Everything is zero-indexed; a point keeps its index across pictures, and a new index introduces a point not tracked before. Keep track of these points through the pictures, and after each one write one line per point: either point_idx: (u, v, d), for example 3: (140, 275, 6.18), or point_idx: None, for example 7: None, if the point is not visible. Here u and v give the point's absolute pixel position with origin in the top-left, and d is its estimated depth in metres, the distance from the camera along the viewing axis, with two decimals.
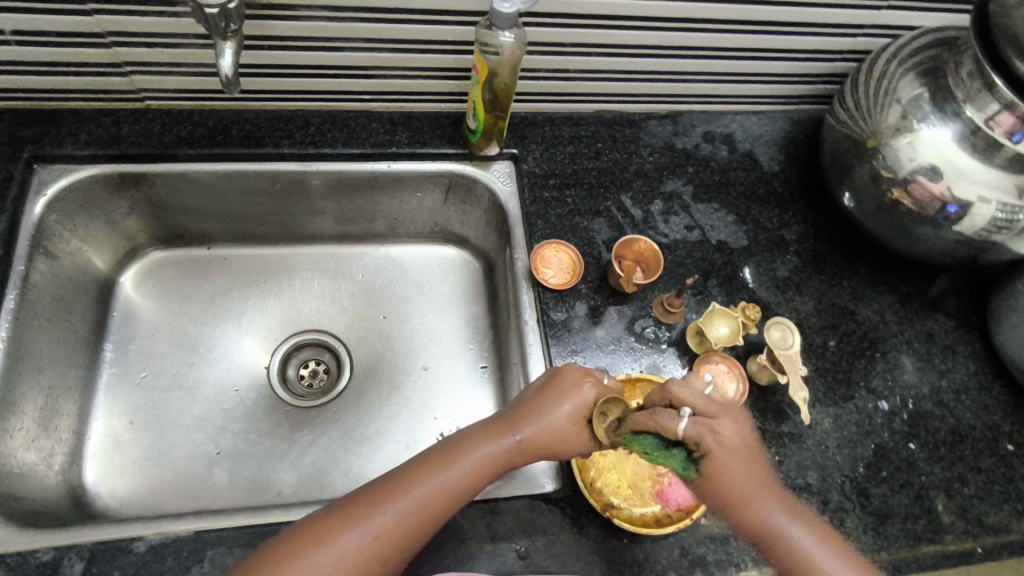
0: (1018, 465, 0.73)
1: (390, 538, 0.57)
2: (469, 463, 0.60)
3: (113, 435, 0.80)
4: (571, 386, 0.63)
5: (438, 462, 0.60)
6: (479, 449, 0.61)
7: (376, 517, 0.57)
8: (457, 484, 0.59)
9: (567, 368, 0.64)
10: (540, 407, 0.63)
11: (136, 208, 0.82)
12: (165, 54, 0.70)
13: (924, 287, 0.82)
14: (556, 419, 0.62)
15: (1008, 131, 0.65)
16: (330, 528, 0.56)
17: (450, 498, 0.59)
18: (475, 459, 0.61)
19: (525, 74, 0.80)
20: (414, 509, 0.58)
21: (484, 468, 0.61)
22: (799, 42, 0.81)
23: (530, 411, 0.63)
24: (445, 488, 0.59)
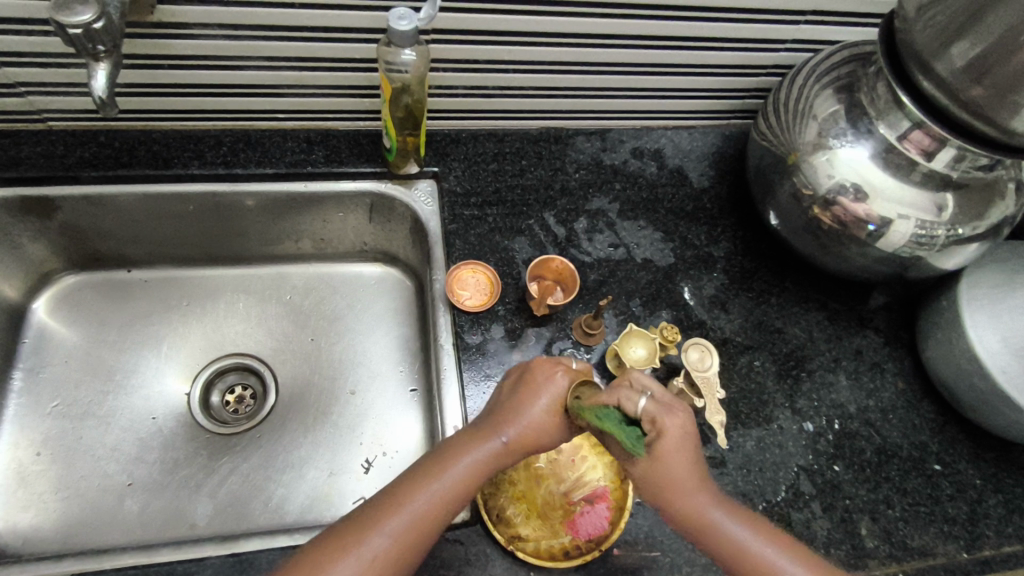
0: (945, 485, 0.72)
1: (390, 559, 0.52)
2: (460, 472, 0.57)
3: (18, 468, 0.74)
4: (541, 378, 0.61)
5: (425, 474, 0.57)
6: (468, 456, 0.57)
7: (374, 538, 0.53)
8: (451, 494, 0.56)
9: (537, 365, 0.63)
10: (523, 403, 0.60)
11: (44, 232, 0.79)
12: (60, 73, 0.69)
13: (853, 304, 0.81)
14: (539, 415, 0.59)
15: (921, 149, 0.64)
16: (322, 556, 0.52)
17: (444, 509, 0.56)
18: (467, 465, 0.57)
19: (441, 91, 0.78)
20: (410, 525, 0.54)
21: (476, 473, 0.57)
22: (722, 58, 0.79)
23: (510, 410, 0.60)
24: (439, 501, 0.55)
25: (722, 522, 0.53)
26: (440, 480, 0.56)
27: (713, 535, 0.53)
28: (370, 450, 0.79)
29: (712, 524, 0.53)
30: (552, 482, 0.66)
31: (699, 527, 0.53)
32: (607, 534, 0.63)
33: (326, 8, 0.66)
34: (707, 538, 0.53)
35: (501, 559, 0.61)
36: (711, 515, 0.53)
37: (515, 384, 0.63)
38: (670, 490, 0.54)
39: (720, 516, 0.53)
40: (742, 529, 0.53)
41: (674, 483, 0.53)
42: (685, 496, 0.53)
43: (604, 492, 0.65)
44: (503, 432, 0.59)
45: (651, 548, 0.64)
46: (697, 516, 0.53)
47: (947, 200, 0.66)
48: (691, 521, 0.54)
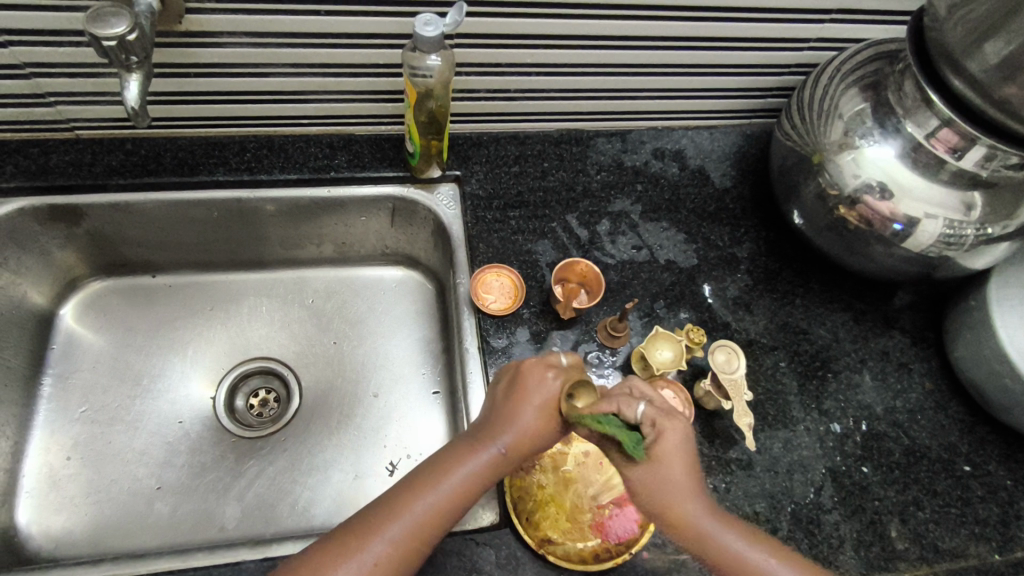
0: (974, 486, 0.71)
1: (388, 567, 0.53)
2: (457, 481, 0.57)
3: (50, 472, 0.75)
4: (534, 381, 0.60)
5: (426, 478, 0.57)
6: (465, 465, 0.57)
7: (373, 545, 0.53)
8: (447, 503, 0.56)
9: (527, 364, 0.62)
10: (517, 410, 0.59)
11: (72, 239, 0.80)
12: (89, 83, 0.70)
13: (879, 304, 0.81)
14: (532, 423, 0.59)
15: (950, 148, 0.64)
16: (324, 561, 0.53)
17: (444, 513, 0.56)
18: (463, 474, 0.57)
19: (464, 94, 0.78)
20: (408, 532, 0.54)
21: (473, 481, 0.57)
22: (744, 57, 0.79)
23: (505, 417, 0.59)
24: (436, 510, 0.56)
25: (734, 544, 0.53)
26: (437, 489, 0.56)
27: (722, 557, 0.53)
28: (395, 453, 0.79)
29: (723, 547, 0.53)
30: (580, 485, 0.66)
31: (709, 552, 0.53)
32: (638, 536, 0.63)
33: (352, 15, 0.66)
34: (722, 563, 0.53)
35: (531, 562, 0.62)
36: (697, 519, 0.53)
37: (507, 389, 0.62)
38: (676, 515, 0.53)
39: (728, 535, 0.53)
40: (755, 550, 0.53)
41: (676, 499, 0.53)
42: (694, 523, 0.53)
43: None
44: (498, 441, 0.58)
45: (681, 551, 0.63)
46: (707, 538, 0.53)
47: (976, 199, 0.65)
48: (701, 546, 0.53)
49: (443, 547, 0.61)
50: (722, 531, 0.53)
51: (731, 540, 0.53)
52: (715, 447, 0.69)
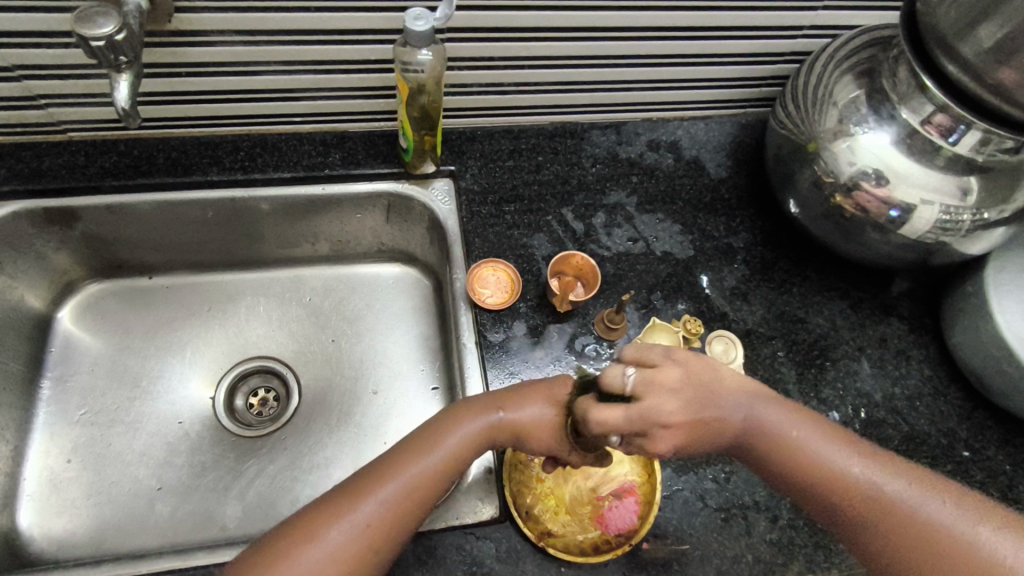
0: (975, 472, 0.71)
1: (381, 526, 0.54)
2: (449, 448, 0.58)
3: (50, 474, 0.75)
4: (554, 383, 0.62)
5: (422, 445, 0.58)
6: (458, 433, 0.59)
7: (367, 505, 0.54)
8: (440, 468, 0.57)
9: (557, 375, 0.63)
10: (526, 390, 0.61)
11: (67, 242, 0.80)
12: (80, 85, 0.70)
13: (877, 291, 0.80)
14: (536, 402, 0.61)
15: (945, 133, 0.64)
16: (318, 519, 0.53)
17: (437, 479, 0.57)
18: (458, 443, 0.58)
19: (457, 89, 0.78)
20: (401, 493, 0.55)
21: (464, 450, 0.58)
22: (737, 46, 0.79)
23: (510, 394, 0.61)
24: (429, 474, 0.56)
25: (808, 443, 0.56)
26: (432, 455, 0.57)
27: (817, 465, 0.55)
28: None
29: (795, 447, 0.55)
30: (579, 477, 0.66)
31: (793, 458, 0.55)
32: (638, 528, 0.63)
33: (343, 11, 0.66)
34: (791, 459, 0.55)
35: (532, 556, 0.62)
36: (777, 429, 0.56)
37: (521, 377, 0.64)
38: (748, 428, 0.56)
39: (802, 433, 0.56)
40: (849, 458, 0.55)
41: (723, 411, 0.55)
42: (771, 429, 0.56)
43: (632, 486, 0.65)
44: (498, 413, 0.60)
45: (682, 542, 0.63)
46: (758, 435, 0.56)
47: (971, 184, 0.65)
48: (776, 450, 0.56)
49: (443, 542, 0.62)
50: (792, 428, 0.56)
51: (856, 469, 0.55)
52: None
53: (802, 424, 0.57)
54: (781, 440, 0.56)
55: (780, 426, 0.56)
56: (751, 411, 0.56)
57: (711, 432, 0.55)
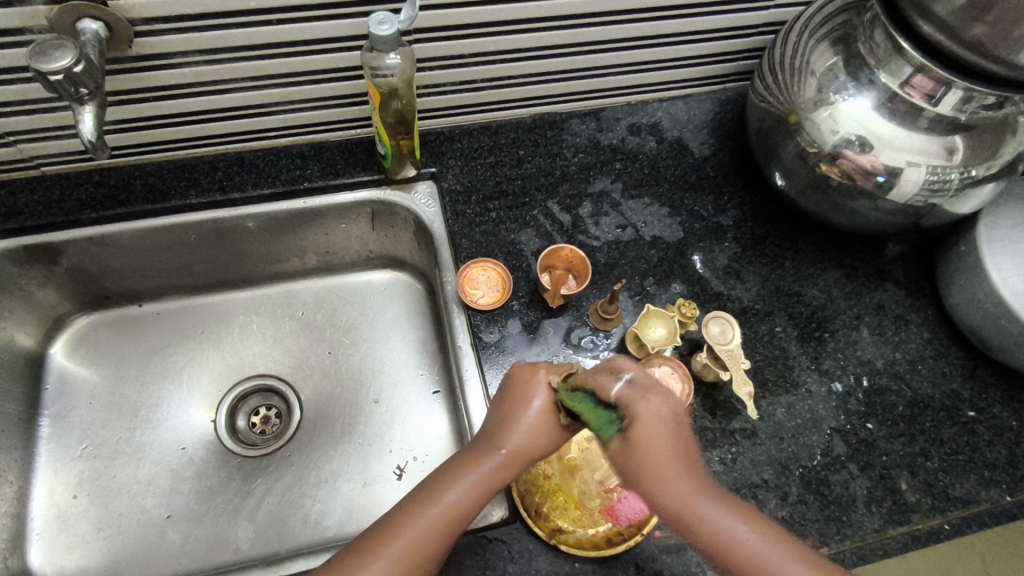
0: (981, 431, 0.71)
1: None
2: (451, 499, 0.54)
3: (57, 511, 0.75)
4: (526, 386, 0.58)
5: (438, 485, 0.55)
6: (472, 471, 0.55)
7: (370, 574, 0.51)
8: (458, 509, 0.53)
9: (515, 371, 0.59)
10: (513, 413, 0.57)
11: (53, 278, 0.79)
12: (47, 118, 0.69)
13: (870, 258, 0.80)
14: (540, 424, 0.56)
15: (926, 94, 0.63)
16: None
17: (454, 524, 0.53)
18: (455, 496, 0.54)
19: (431, 89, 0.77)
20: (407, 555, 0.52)
21: (466, 501, 0.54)
22: (711, 22, 0.78)
23: (511, 420, 0.57)
24: (432, 530, 0.53)
25: (748, 542, 0.49)
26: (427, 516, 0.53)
27: (727, 555, 0.49)
28: (401, 457, 0.79)
29: (746, 552, 0.48)
30: (586, 472, 0.66)
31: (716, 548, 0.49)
32: (648, 519, 0.62)
33: (306, 21, 0.65)
34: (733, 559, 0.49)
35: (544, 554, 0.61)
36: (637, 448, 0.51)
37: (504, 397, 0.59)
38: (676, 505, 0.51)
39: (742, 532, 0.49)
40: (757, 550, 0.49)
41: (657, 467, 0.51)
42: (703, 522, 0.50)
43: None
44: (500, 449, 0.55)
45: None
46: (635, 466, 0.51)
47: (957, 143, 0.64)
48: (713, 543, 0.49)
49: (455, 548, 0.61)
50: (699, 499, 0.50)
51: (701, 509, 0.50)
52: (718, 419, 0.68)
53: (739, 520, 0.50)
54: (699, 529, 0.49)
55: (642, 448, 0.51)
56: (682, 488, 0.51)
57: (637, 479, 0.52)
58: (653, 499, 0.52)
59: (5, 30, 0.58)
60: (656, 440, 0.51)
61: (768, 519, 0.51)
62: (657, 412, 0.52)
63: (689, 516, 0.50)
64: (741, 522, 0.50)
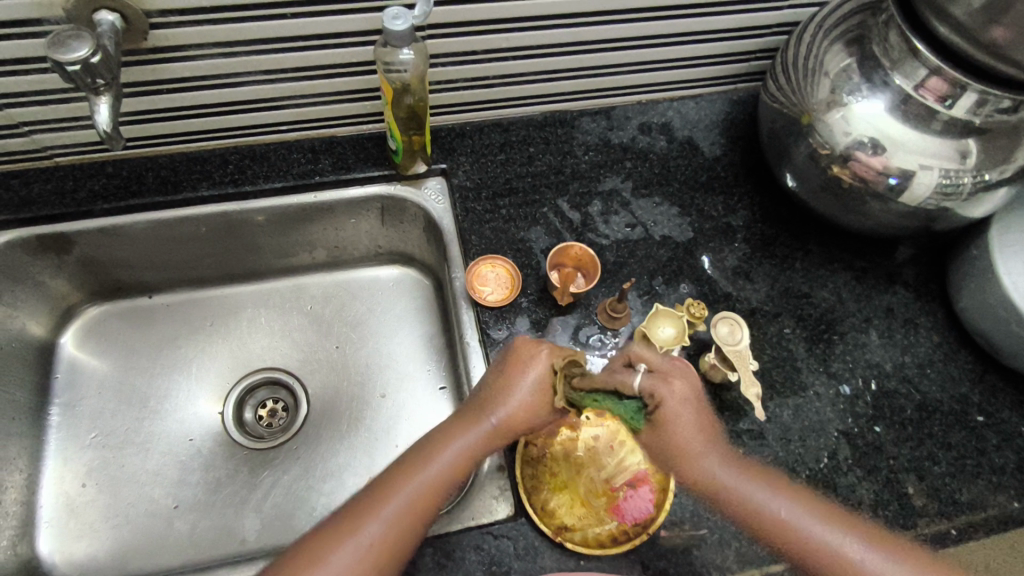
0: (989, 436, 0.71)
1: (386, 544, 0.55)
2: (444, 460, 0.59)
3: (66, 500, 0.75)
4: (528, 357, 0.62)
5: (428, 451, 0.60)
6: (461, 438, 0.60)
7: (369, 527, 0.55)
8: (445, 472, 0.58)
9: (521, 345, 0.63)
10: (512, 389, 0.61)
11: (64, 268, 0.79)
12: (62, 109, 0.69)
13: (880, 260, 0.80)
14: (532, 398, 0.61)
15: (940, 97, 0.63)
16: (318, 548, 0.54)
17: (442, 487, 0.58)
18: (445, 459, 0.59)
19: (442, 85, 0.77)
20: (403, 512, 0.56)
21: (455, 465, 0.59)
22: (725, 22, 0.77)
23: (500, 391, 0.61)
24: (425, 489, 0.57)
25: (789, 514, 0.58)
26: (419, 477, 0.58)
27: (772, 523, 0.58)
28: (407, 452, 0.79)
29: (787, 522, 0.58)
30: (592, 470, 0.66)
31: (758, 520, 0.58)
32: (655, 516, 0.62)
33: (321, 15, 0.65)
34: (773, 531, 0.58)
35: (549, 551, 0.62)
36: (687, 445, 0.59)
37: (499, 368, 0.63)
38: (719, 486, 0.60)
39: (781, 505, 0.59)
40: (803, 518, 0.58)
41: (696, 452, 0.60)
42: (748, 498, 0.59)
43: (645, 475, 0.65)
44: (494, 415, 0.60)
45: (698, 527, 0.63)
46: (685, 459, 0.60)
47: (971, 146, 0.63)
48: (762, 522, 0.58)
49: (460, 543, 0.61)
50: (737, 478, 0.59)
51: (750, 488, 0.59)
52: (724, 420, 0.68)
53: (779, 493, 0.59)
54: (752, 506, 0.58)
55: (685, 440, 0.59)
56: (727, 469, 0.60)
57: (684, 466, 0.60)
58: (688, 483, 0.61)
59: (23, 21, 0.59)
60: (683, 414, 0.59)
61: (783, 477, 0.61)
62: (685, 396, 0.59)
63: (739, 497, 0.59)
64: (781, 494, 0.59)
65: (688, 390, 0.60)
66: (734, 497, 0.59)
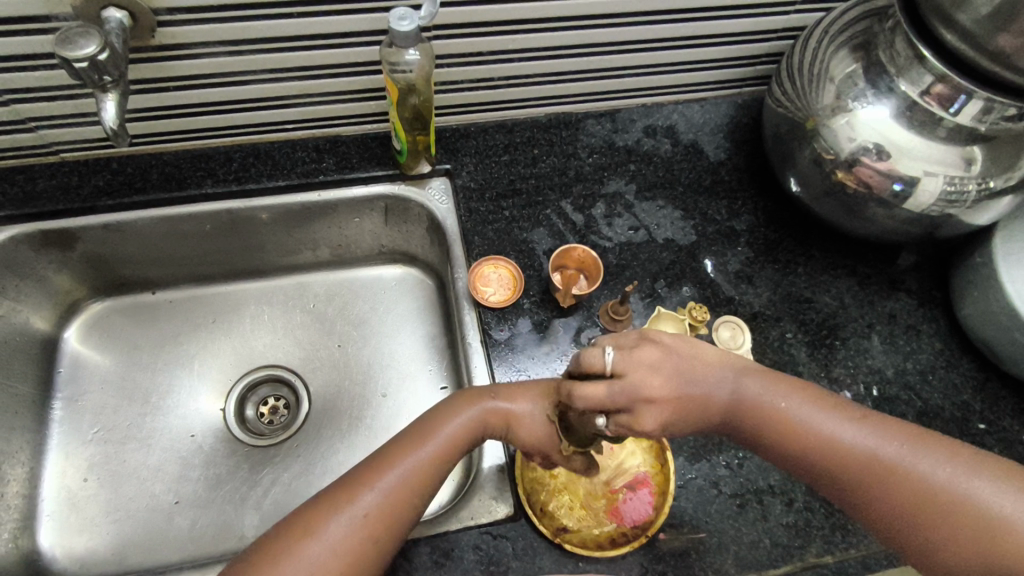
0: (991, 444, 0.70)
1: (381, 517, 0.54)
2: (445, 436, 0.59)
3: (67, 494, 0.76)
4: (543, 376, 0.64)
5: (427, 427, 0.59)
6: (462, 416, 0.60)
7: (365, 497, 0.54)
8: (444, 449, 0.58)
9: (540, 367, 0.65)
10: (516, 386, 0.62)
11: (69, 263, 0.80)
12: (69, 105, 0.70)
13: (884, 266, 0.80)
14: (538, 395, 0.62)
15: (945, 103, 0.62)
16: (311, 518, 0.53)
17: (440, 463, 0.58)
18: (446, 436, 0.59)
19: (447, 86, 0.77)
20: (398, 485, 0.56)
21: (455, 441, 0.59)
22: (731, 26, 0.77)
23: (506, 387, 0.62)
24: (425, 460, 0.57)
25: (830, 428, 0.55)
26: (419, 450, 0.58)
27: (818, 446, 0.55)
28: None
29: (841, 444, 0.54)
30: None
31: (803, 443, 0.55)
32: (653, 520, 0.62)
33: (327, 14, 0.65)
34: (838, 459, 0.54)
35: (548, 553, 0.62)
36: (718, 386, 0.55)
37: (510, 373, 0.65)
38: (768, 416, 0.55)
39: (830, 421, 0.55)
40: (863, 433, 0.54)
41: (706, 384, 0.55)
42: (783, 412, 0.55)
43: (645, 477, 0.65)
44: (492, 401, 0.61)
45: (698, 531, 0.63)
46: (731, 400, 0.56)
47: (976, 154, 0.63)
48: (788, 431, 0.55)
49: (460, 544, 0.62)
50: (788, 402, 0.56)
51: (800, 410, 0.55)
52: None
53: (820, 409, 0.56)
54: (800, 432, 0.55)
55: (721, 387, 0.55)
56: (763, 401, 0.56)
57: (693, 408, 0.55)
58: (745, 428, 0.57)
59: (31, 17, 0.59)
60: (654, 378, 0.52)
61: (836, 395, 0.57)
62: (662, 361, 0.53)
63: (776, 413, 0.55)
64: (821, 410, 0.56)
65: (654, 358, 0.52)
66: (791, 424, 0.55)
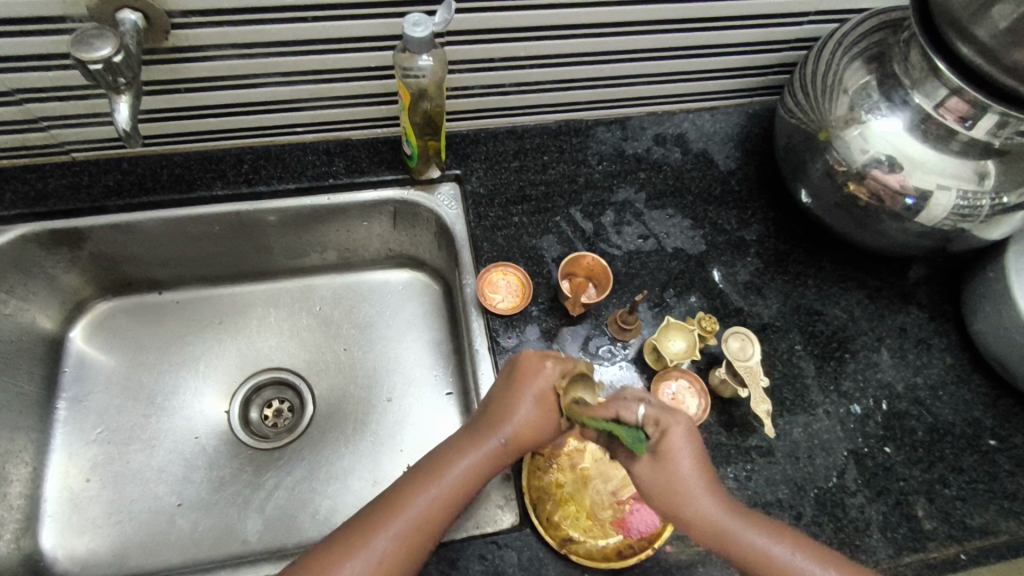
0: (1002, 461, 0.70)
1: (393, 564, 0.53)
2: (459, 473, 0.57)
3: (70, 495, 0.75)
4: (533, 373, 0.61)
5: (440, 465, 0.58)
6: (474, 452, 0.58)
7: (376, 542, 0.53)
8: (456, 490, 0.56)
9: (522, 357, 0.62)
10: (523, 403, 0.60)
11: (76, 262, 0.79)
12: (80, 105, 0.70)
13: (894, 279, 0.79)
14: (542, 412, 0.60)
15: (959, 117, 0.62)
16: (321, 567, 0.52)
17: (454, 503, 0.56)
18: (460, 474, 0.57)
19: (458, 92, 0.77)
20: (410, 530, 0.54)
21: (469, 479, 0.57)
22: (744, 36, 0.77)
23: (509, 406, 0.60)
24: (439, 501, 0.56)
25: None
26: (434, 488, 0.56)
27: (770, 571, 0.53)
28: (411, 457, 0.79)
29: (785, 571, 0.52)
30: (598, 482, 0.66)
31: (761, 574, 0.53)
32: (660, 532, 0.62)
33: (340, 19, 0.65)
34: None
35: (554, 563, 0.61)
36: (705, 508, 0.55)
37: (504, 380, 0.63)
38: (713, 526, 0.54)
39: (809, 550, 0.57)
40: (807, 563, 0.53)
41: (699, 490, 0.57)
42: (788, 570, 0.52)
43: None
44: (501, 432, 0.59)
45: None
46: (703, 518, 0.54)
47: (989, 168, 0.63)
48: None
49: (465, 552, 0.61)
50: (744, 528, 0.54)
51: (753, 535, 0.54)
52: (733, 436, 0.68)
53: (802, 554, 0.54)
54: (751, 551, 0.53)
55: (706, 509, 0.54)
56: (723, 501, 0.55)
57: (678, 518, 0.56)
58: (693, 535, 0.55)
59: (46, 18, 0.59)
60: (685, 452, 0.56)
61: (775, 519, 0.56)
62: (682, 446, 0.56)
63: (739, 546, 0.53)
64: (763, 529, 0.54)
65: (685, 440, 0.57)
66: (745, 546, 0.53)
